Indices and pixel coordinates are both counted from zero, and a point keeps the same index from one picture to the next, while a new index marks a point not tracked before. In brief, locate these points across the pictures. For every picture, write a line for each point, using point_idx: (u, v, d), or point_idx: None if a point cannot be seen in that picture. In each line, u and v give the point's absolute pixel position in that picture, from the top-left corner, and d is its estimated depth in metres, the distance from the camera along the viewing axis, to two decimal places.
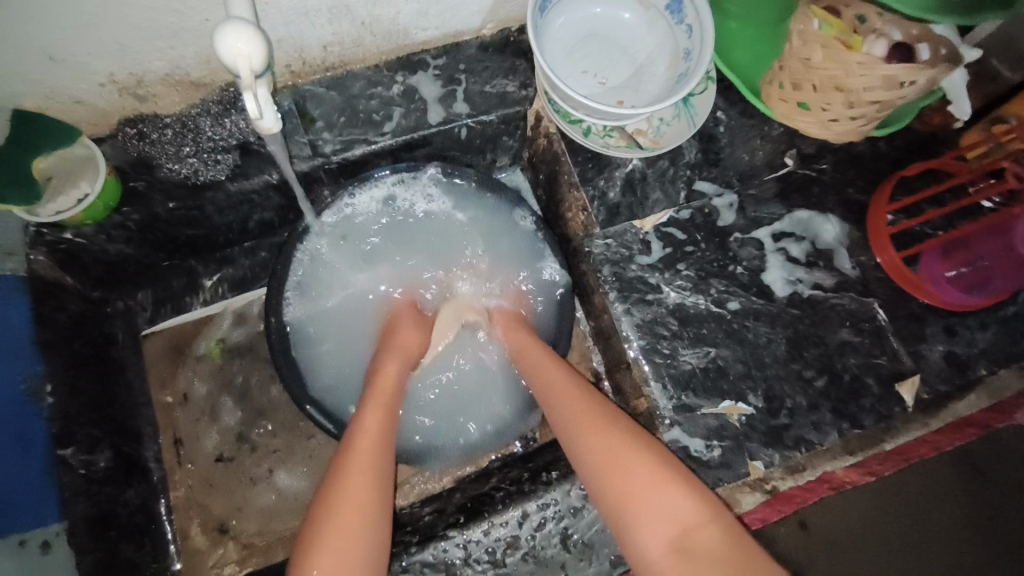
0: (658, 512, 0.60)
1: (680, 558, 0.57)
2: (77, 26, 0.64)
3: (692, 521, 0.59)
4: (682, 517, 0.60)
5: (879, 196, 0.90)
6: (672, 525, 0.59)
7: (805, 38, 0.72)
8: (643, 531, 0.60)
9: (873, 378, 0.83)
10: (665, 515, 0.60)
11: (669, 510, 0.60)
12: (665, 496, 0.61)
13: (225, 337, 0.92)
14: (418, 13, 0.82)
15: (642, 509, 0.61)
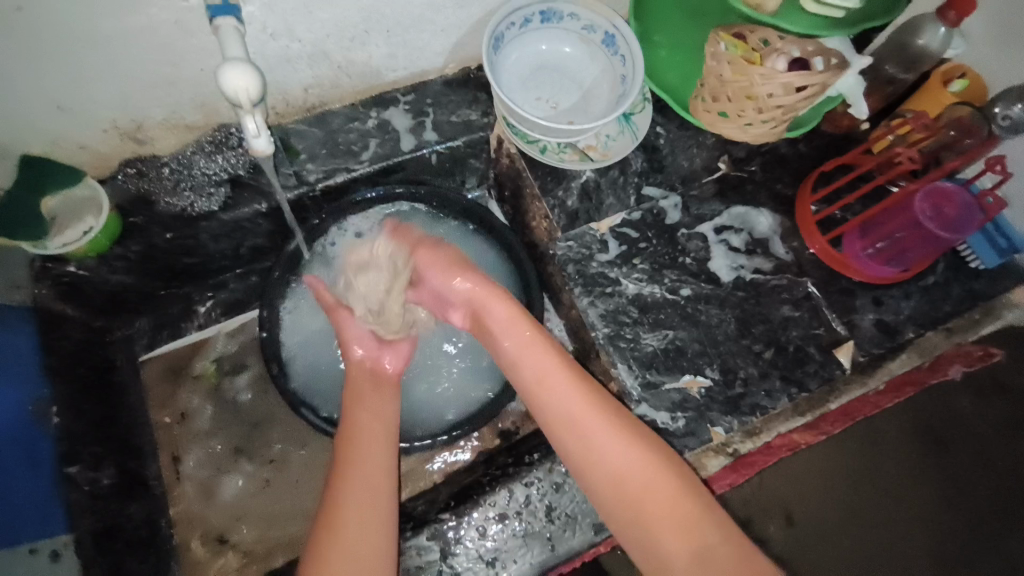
0: (681, 534, 0.64)
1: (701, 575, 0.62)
2: (87, 79, 0.73)
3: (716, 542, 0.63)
4: (696, 526, 0.64)
5: (803, 189, 1.02)
6: (687, 536, 0.64)
7: (717, 58, 0.85)
8: (662, 541, 0.64)
9: (814, 347, 0.94)
10: (689, 535, 0.64)
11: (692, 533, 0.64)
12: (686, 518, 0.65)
13: (220, 358, 0.98)
14: (388, 55, 0.94)
15: (666, 531, 0.64)
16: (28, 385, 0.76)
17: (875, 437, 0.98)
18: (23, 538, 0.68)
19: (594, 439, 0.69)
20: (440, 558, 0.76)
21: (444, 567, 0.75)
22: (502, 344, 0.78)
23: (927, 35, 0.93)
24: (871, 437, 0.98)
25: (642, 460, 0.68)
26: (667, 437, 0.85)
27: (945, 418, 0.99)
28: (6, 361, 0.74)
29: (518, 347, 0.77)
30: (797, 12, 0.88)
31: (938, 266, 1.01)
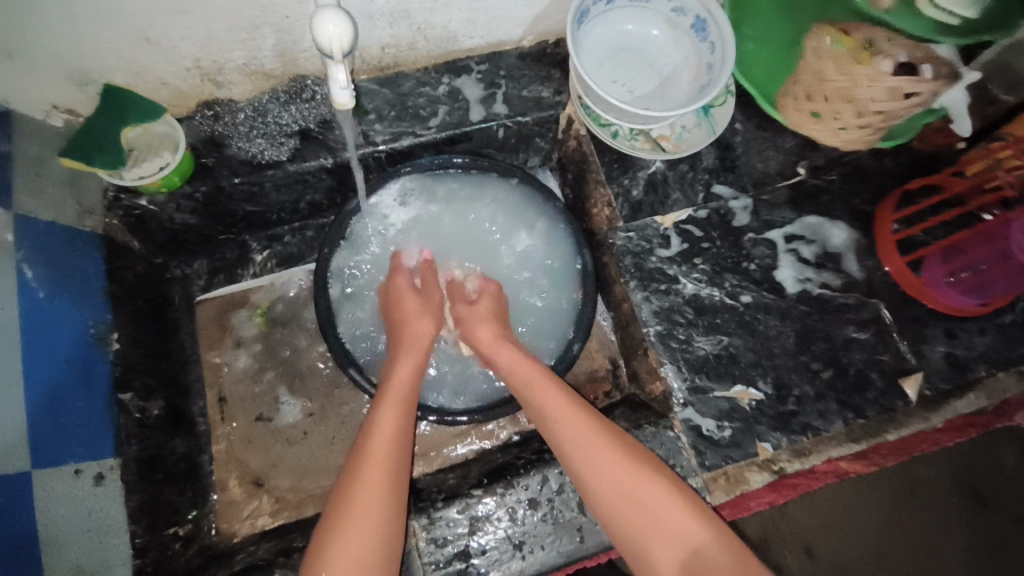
0: (667, 536, 0.63)
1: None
2: (176, 14, 0.73)
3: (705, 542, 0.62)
4: (689, 533, 0.63)
5: (884, 205, 0.96)
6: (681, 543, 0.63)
7: (820, 54, 0.81)
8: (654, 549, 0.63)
9: (877, 373, 0.88)
10: (675, 535, 0.63)
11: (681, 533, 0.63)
12: (674, 518, 0.64)
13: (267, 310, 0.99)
14: (468, 21, 0.92)
15: (653, 531, 0.64)
16: (94, 307, 0.78)
17: (913, 487, 1.13)
18: (70, 458, 0.68)
19: (583, 446, 0.70)
20: (468, 532, 0.75)
21: (472, 542, 0.75)
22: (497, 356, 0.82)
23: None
24: (909, 486, 1.13)
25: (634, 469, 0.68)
26: (709, 446, 0.82)
27: (978, 472, 1.14)
28: (73, 281, 0.76)
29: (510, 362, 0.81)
30: (910, 14, 0.80)
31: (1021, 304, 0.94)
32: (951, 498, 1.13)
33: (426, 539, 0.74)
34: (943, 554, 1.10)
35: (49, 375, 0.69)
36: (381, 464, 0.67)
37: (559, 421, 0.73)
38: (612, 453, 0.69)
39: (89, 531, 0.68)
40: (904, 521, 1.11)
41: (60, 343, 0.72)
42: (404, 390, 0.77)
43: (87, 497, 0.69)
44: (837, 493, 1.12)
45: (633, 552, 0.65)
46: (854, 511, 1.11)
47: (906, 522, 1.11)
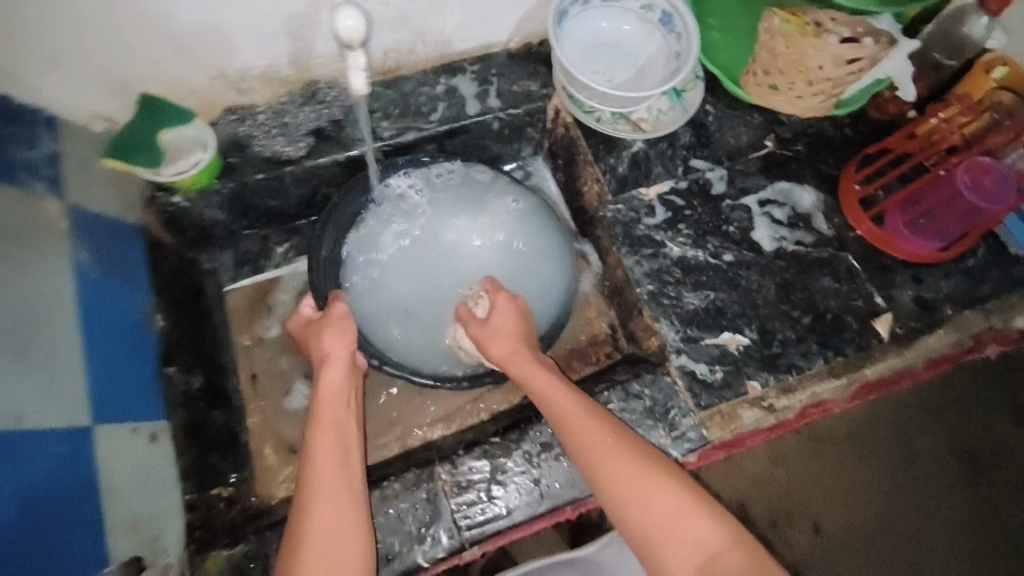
0: (685, 541, 0.68)
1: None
2: (207, 25, 0.83)
3: (718, 546, 0.68)
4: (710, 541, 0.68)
5: (848, 167, 1.07)
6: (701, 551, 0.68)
7: (771, 33, 0.91)
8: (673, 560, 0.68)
9: (852, 316, 0.97)
10: (690, 541, 0.68)
11: (695, 538, 0.68)
12: (686, 522, 0.69)
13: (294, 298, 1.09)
14: (461, 25, 1.02)
15: (666, 536, 0.69)
16: (140, 290, 0.87)
17: (912, 458, 1.31)
18: (128, 418, 0.77)
19: (611, 471, 0.73)
20: (489, 476, 0.83)
21: (493, 484, 0.82)
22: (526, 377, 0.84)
23: (971, 23, 0.97)
24: (908, 458, 1.31)
25: (659, 491, 0.71)
26: (704, 388, 0.90)
27: (969, 435, 1.33)
28: (120, 266, 0.85)
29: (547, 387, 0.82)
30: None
31: (978, 249, 1.03)
32: (949, 463, 1.31)
33: (452, 481, 0.82)
34: (943, 511, 1.29)
35: (107, 345, 0.78)
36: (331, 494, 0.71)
37: (591, 451, 0.75)
38: (633, 466, 0.73)
39: (144, 482, 0.76)
40: (904, 488, 1.30)
41: (114, 319, 0.80)
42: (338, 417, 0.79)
43: (142, 454, 0.77)
44: (837, 468, 1.30)
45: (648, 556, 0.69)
46: (852, 483, 1.29)
47: (906, 489, 1.29)
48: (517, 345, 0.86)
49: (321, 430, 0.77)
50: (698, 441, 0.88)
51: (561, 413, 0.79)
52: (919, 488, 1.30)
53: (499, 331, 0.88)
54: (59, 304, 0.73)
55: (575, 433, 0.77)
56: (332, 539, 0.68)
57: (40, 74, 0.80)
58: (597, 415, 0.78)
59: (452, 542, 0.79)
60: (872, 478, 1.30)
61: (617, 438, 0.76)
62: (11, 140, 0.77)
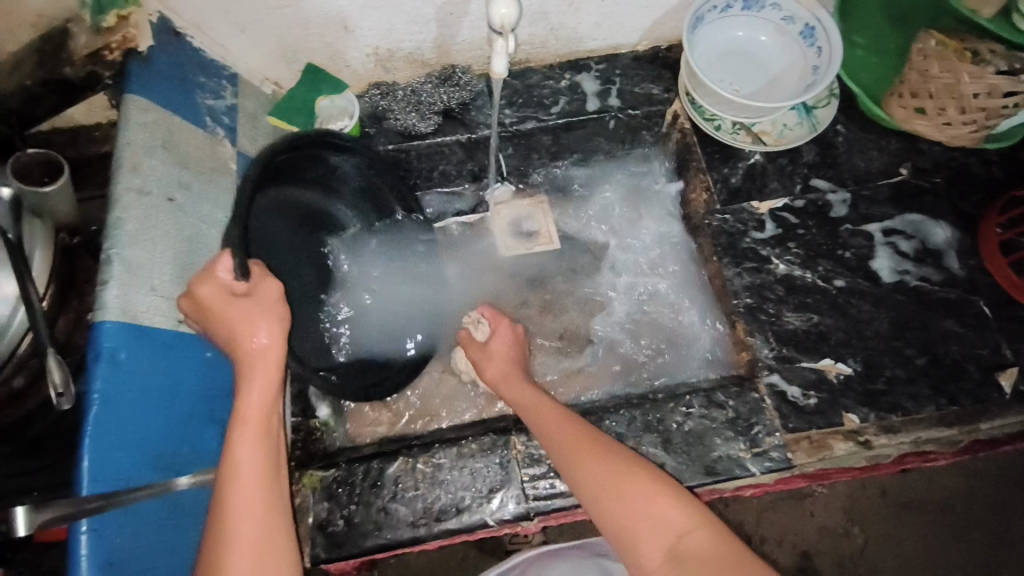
0: (650, 524, 0.65)
1: (674, 565, 0.62)
2: (373, 7, 0.93)
3: (684, 526, 0.64)
4: (676, 525, 0.64)
5: (990, 208, 0.98)
6: (667, 535, 0.64)
7: (925, 54, 0.86)
8: (642, 550, 0.64)
9: (975, 365, 0.89)
10: (655, 524, 0.65)
11: (659, 520, 0.65)
12: (649, 506, 0.66)
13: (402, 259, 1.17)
14: (595, 24, 1.06)
15: (632, 522, 0.66)
16: None
17: (1009, 541, 1.18)
18: None
19: (588, 466, 0.71)
20: None
21: None
22: (513, 398, 0.86)
23: None
24: (1005, 540, 1.18)
25: (636, 487, 0.68)
26: (794, 411, 0.87)
27: None
28: None
29: (532, 404, 0.83)
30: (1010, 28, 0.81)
31: None
32: None
33: (525, 452, 0.86)
34: None
35: None
36: (254, 497, 0.59)
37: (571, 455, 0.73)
38: (598, 455, 0.72)
39: None
40: (993, 571, 1.17)
41: None
42: (258, 421, 0.62)
43: None
44: (919, 536, 1.19)
45: (620, 543, 0.66)
46: (935, 554, 1.18)
47: (995, 572, 1.17)
48: (508, 358, 0.90)
49: (244, 432, 0.62)
50: (780, 462, 0.84)
51: (536, 416, 0.80)
52: (1009, 575, 1.17)
53: (487, 352, 0.92)
54: (222, 232, 0.85)
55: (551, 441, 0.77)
56: (252, 554, 0.57)
57: (230, 37, 0.93)
58: (581, 427, 0.77)
59: (518, 508, 0.83)
60: (957, 553, 1.18)
61: (598, 442, 0.74)
62: (203, 89, 0.90)
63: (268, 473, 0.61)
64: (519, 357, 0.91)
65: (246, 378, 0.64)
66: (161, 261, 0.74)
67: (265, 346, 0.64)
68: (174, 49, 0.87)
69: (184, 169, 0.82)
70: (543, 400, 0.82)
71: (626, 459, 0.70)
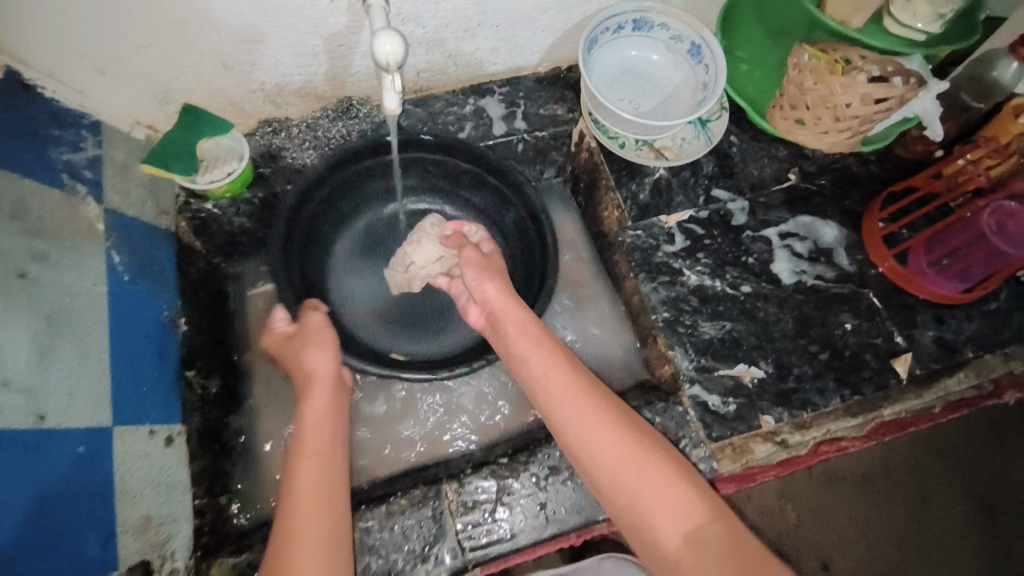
0: (670, 513, 0.71)
1: (690, 548, 0.69)
2: (252, 42, 0.86)
3: (704, 519, 0.70)
4: (694, 514, 0.71)
5: (873, 204, 1.07)
6: (684, 524, 0.70)
7: (801, 67, 0.92)
8: (661, 535, 0.70)
9: (872, 355, 0.96)
10: (675, 514, 0.71)
11: (680, 511, 0.71)
12: (673, 495, 0.72)
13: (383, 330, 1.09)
14: (493, 49, 1.05)
15: (653, 508, 0.71)
16: (168, 294, 0.89)
17: (925, 502, 1.27)
18: (146, 420, 0.78)
19: (598, 444, 0.75)
20: (496, 496, 0.83)
21: (500, 505, 0.82)
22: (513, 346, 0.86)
23: (1002, 67, 0.97)
24: (921, 502, 1.27)
25: (650, 468, 0.74)
26: (716, 419, 0.89)
27: (986, 484, 1.29)
28: (149, 268, 0.87)
29: (536, 361, 0.83)
30: (881, 33, 0.91)
31: (1000, 293, 1.02)
32: (963, 510, 1.28)
33: (457, 500, 0.82)
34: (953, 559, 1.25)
35: (134, 346, 0.80)
36: (315, 505, 0.71)
37: (582, 431, 0.77)
38: (621, 444, 0.75)
39: (160, 485, 0.77)
40: (915, 532, 1.26)
41: (141, 322, 0.83)
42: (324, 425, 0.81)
43: (158, 455, 0.78)
44: (848, 509, 1.27)
45: (638, 522, 0.72)
46: (863, 522, 1.26)
47: (916, 533, 1.26)
48: (509, 305, 0.89)
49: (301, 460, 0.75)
50: (708, 473, 0.87)
51: (547, 387, 0.81)
52: (929, 534, 1.26)
53: (482, 260, 0.94)
54: (91, 302, 0.75)
55: (567, 405, 0.79)
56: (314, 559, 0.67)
57: (89, 83, 0.84)
58: (592, 394, 0.80)
59: (456, 562, 0.79)
60: (881, 520, 1.26)
61: (611, 416, 0.78)
62: (59, 142, 0.80)
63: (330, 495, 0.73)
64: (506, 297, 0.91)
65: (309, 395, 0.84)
66: (13, 348, 0.63)
67: (321, 371, 0.85)
68: (22, 103, 0.77)
69: (38, 238, 0.71)
70: (560, 365, 0.82)
71: (651, 455, 0.75)
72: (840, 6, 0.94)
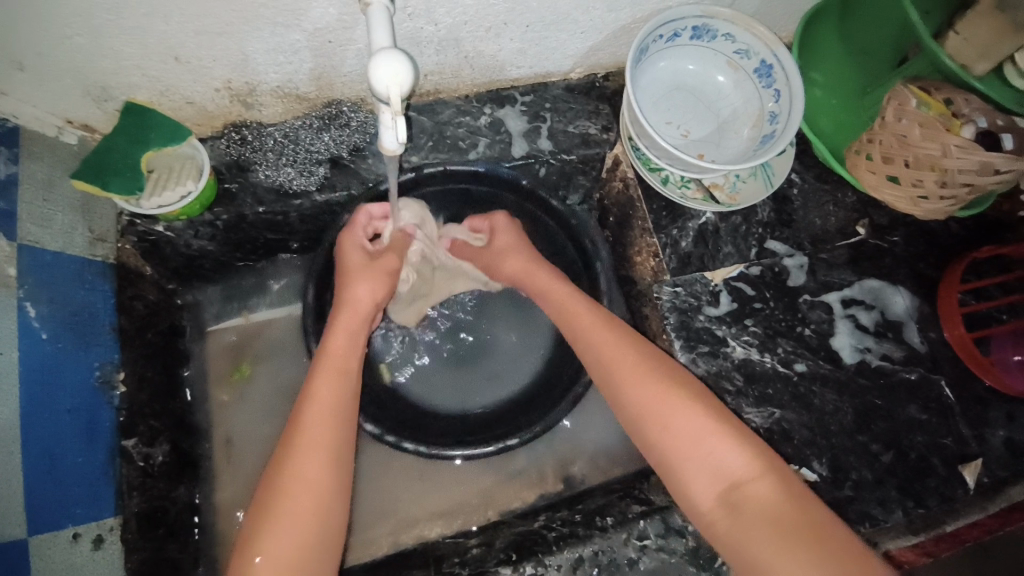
0: (701, 459, 0.61)
1: (728, 505, 0.59)
2: (213, 34, 0.68)
3: (742, 471, 0.60)
4: (732, 466, 0.60)
5: (951, 273, 0.89)
6: (721, 476, 0.60)
7: (904, 116, 0.75)
8: (693, 484, 0.61)
9: (939, 459, 0.83)
10: (714, 469, 0.61)
11: (717, 465, 0.60)
12: (707, 444, 0.62)
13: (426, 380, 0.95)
14: (518, 50, 0.85)
15: (687, 462, 0.62)
16: (102, 347, 0.73)
17: None
18: (67, 522, 0.64)
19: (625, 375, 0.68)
20: None
21: None
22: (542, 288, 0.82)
23: None
24: None
25: (687, 407, 0.64)
26: None
27: None
28: (80, 319, 0.71)
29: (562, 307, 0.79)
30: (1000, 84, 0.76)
31: None
32: None
33: None
34: None
35: (51, 427, 0.65)
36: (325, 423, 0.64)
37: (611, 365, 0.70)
38: (656, 385, 0.66)
39: None
40: None
41: (63, 391, 0.67)
42: (341, 361, 0.70)
43: (86, 565, 0.65)
44: None
45: (670, 476, 0.63)
46: None
47: None
48: (535, 268, 0.84)
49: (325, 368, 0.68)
50: None
51: (581, 325, 0.76)
52: None
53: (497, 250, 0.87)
54: None
55: (601, 351, 0.72)
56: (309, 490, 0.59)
57: (2, 78, 0.65)
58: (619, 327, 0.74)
59: None
60: None
61: (642, 352, 0.70)
62: None
63: (334, 460, 0.62)
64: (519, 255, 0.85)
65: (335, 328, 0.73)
66: None
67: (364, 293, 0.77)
68: None
69: None
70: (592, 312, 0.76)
71: (685, 398, 0.64)
72: (961, 47, 0.74)
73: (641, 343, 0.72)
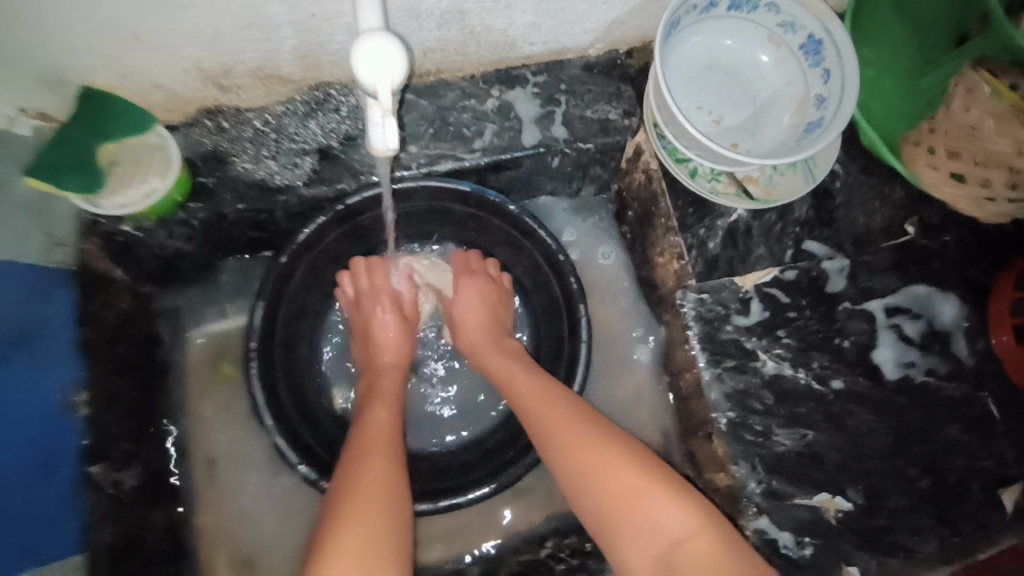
0: (644, 527, 0.60)
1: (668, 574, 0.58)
2: (179, 7, 0.58)
3: (683, 535, 0.59)
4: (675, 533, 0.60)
5: (1006, 280, 0.80)
6: (663, 543, 0.60)
7: (973, 106, 0.65)
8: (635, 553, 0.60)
9: (979, 483, 0.76)
10: (653, 530, 0.60)
11: (657, 527, 0.60)
12: (648, 511, 0.61)
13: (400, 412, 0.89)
14: (531, 24, 0.74)
15: (627, 526, 0.61)
16: (64, 367, 0.67)
17: None
18: (33, 559, 0.60)
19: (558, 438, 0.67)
20: None
21: None
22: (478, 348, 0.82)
23: None
24: None
25: (631, 470, 0.63)
26: (786, 565, 0.73)
27: None
28: (38, 336, 0.65)
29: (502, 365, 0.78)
30: None
31: None
32: None
33: None
34: None
35: (7, 460, 0.59)
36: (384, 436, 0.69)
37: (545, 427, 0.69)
38: (591, 447, 0.65)
39: None
40: None
41: (21, 417, 0.61)
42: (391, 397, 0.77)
43: None
44: None
45: (609, 544, 0.62)
46: None
47: None
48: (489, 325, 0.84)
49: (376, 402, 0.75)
50: None
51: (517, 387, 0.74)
52: None
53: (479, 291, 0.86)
54: None
55: (535, 408, 0.71)
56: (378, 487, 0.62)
57: None
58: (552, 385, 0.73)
59: None
60: None
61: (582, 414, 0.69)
62: None
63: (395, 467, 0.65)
64: (488, 310, 0.85)
65: (377, 380, 0.80)
66: None
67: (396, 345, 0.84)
68: None
69: None
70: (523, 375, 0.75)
71: (623, 458, 0.64)
72: None
73: (577, 404, 0.71)
